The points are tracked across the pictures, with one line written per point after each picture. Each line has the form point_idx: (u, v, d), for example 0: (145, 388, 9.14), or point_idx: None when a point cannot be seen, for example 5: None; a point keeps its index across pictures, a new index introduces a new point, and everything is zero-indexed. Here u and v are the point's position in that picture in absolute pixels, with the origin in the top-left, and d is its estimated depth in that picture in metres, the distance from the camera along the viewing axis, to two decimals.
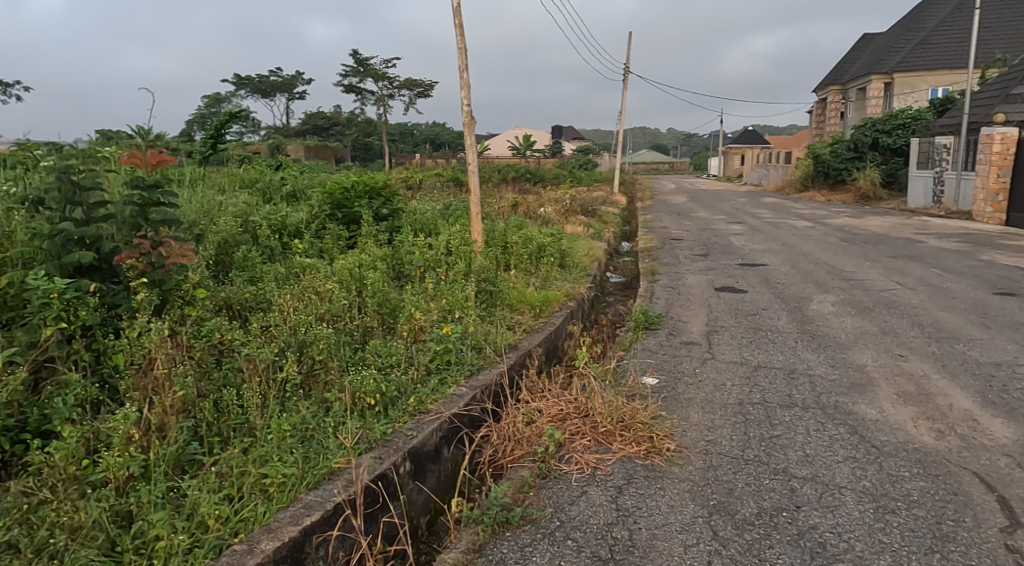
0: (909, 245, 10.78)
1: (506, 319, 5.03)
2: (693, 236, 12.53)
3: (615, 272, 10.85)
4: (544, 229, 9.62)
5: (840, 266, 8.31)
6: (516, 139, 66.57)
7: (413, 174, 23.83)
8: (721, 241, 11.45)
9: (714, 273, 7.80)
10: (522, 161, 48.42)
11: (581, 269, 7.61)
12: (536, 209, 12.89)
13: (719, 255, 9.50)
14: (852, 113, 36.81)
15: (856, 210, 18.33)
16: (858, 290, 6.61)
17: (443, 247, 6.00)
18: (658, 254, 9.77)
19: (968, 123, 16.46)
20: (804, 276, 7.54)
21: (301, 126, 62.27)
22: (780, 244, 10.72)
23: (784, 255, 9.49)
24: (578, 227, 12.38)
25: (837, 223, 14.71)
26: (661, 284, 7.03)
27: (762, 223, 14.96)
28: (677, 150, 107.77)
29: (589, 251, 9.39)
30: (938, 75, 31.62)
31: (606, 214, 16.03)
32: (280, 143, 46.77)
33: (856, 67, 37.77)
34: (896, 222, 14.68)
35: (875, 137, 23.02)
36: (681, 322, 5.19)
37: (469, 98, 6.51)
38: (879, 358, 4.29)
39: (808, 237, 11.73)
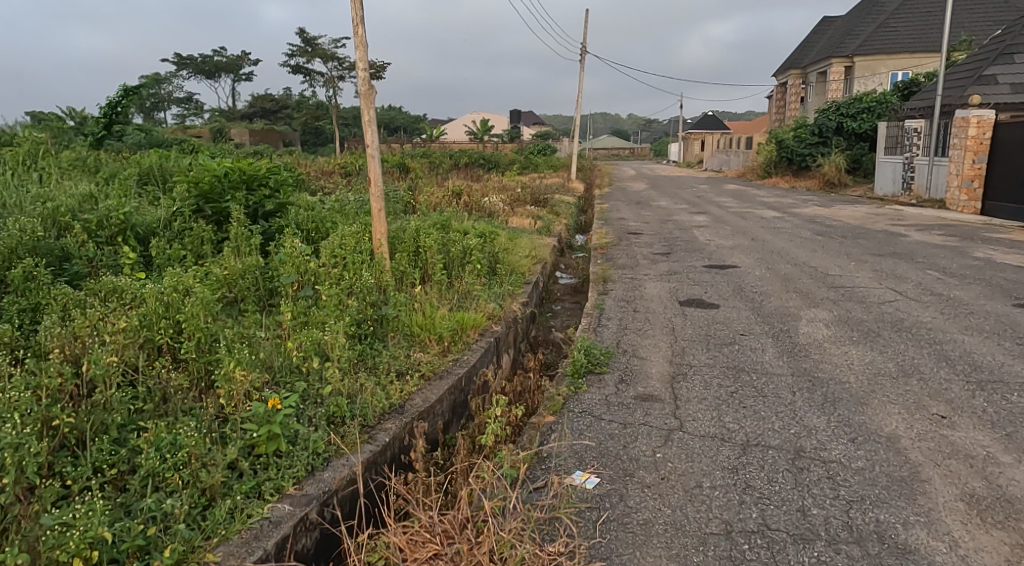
0: (889, 240, 9.70)
1: (395, 361, 3.66)
2: (652, 229, 11.27)
3: (565, 272, 9.56)
4: (482, 226, 8.24)
5: (822, 268, 7.15)
6: (473, 124, 64.92)
7: (355, 161, 22.19)
8: (683, 236, 10.24)
9: (678, 280, 6.53)
10: (478, 147, 46.85)
11: (518, 276, 6.26)
12: (480, 200, 11.50)
13: (683, 254, 8.24)
14: (812, 98, 36.12)
15: (823, 197, 17.38)
16: (852, 303, 5.40)
17: (328, 256, 4.57)
18: (614, 254, 8.49)
19: (941, 106, 15.59)
20: (784, 283, 6.33)
21: (247, 109, 59.54)
22: (750, 240, 9.55)
23: (755, 253, 8.29)
24: (526, 220, 11.04)
25: (806, 213, 13.64)
26: (613, 295, 5.73)
27: (727, 214, 13.81)
28: (637, 136, 107.13)
29: (533, 252, 8.04)
30: (898, 59, 31.02)
31: (559, 205, 14.73)
32: (222, 128, 44.51)
33: (815, 50, 37.07)
34: (867, 212, 13.70)
35: (839, 121, 22.12)
36: (637, 361, 3.89)
37: (365, 60, 5.03)
38: (911, 421, 3.04)
39: (778, 230, 10.61)
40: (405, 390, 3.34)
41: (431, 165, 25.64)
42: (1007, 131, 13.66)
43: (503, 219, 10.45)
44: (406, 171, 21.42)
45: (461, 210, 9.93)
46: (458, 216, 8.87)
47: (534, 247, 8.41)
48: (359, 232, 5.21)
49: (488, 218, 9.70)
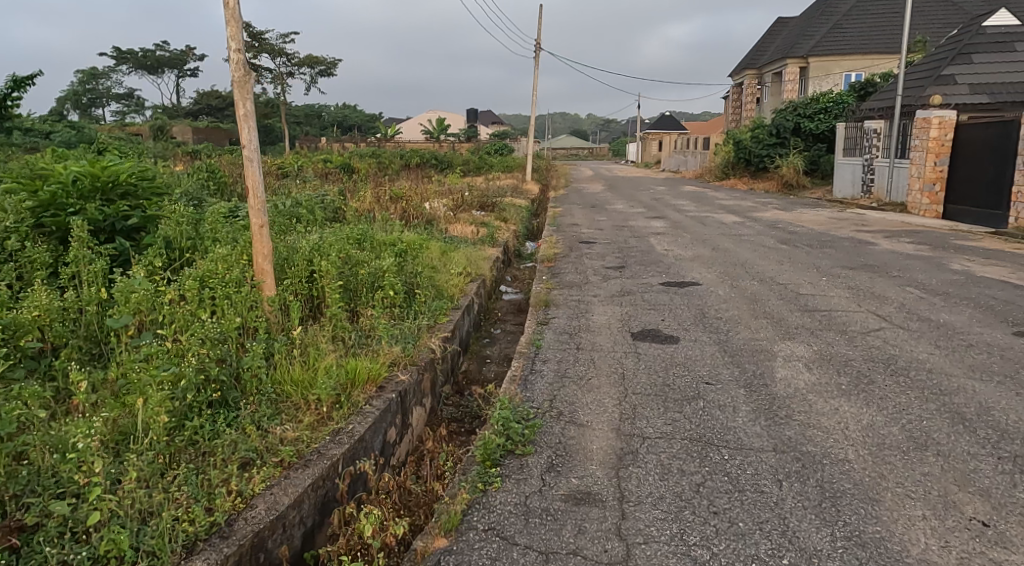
0: (857, 249, 9.03)
1: (244, 439, 2.70)
2: (606, 237, 10.46)
3: (510, 286, 8.68)
4: (413, 240, 7.29)
5: (792, 286, 6.37)
6: (428, 124, 63.71)
7: (297, 162, 21.08)
8: (639, 245, 9.45)
9: (632, 303, 5.67)
10: (434, 146, 45.82)
11: (445, 301, 5.32)
12: (420, 206, 10.54)
13: (638, 268, 7.41)
14: (767, 98, 35.91)
15: (783, 201, 16.83)
16: (832, 335, 4.61)
17: (187, 288, 3.56)
18: (562, 268, 7.63)
19: (901, 106, 15.02)
20: (752, 307, 5.52)
21: (194, 107, 57.52)
22: (710, 250, 8.79)
23: (716, 267, 7.50)
24: (468, 228, 10.14)
25: (767, 218, 13.01)
26: (554, 325, 4.84)
27: (685, 219, 13.10)
28: (595, 136, 106.98)
29: (473, 266, 7.11)
30: (852, 60, 30.93)
31: (509, 209, 13.85)
32: (164, 125, 42.66)
33: (771, 51, 36.87)
34: (830, 216, 13.13)
35: (796, 121, 21.65)
36: (576, 429, 3.00)
37: (238, 36, 3.95)
38: (947, 537, 2.20)
39: (740, 239, 9.88)
40: (245, 491, 2.39)
41: (380, 165, 24.62)
42: (970, 132, 13.12)
43: (442, 228, 9.51)
44: (350, 172, 20.29)
45: (394, 219, 8.97)
46: (388, 227, 7.89)
47: (473, 260, 7.47)
48: (235, 252, 4.20)
49: (425, 230, 8.75)
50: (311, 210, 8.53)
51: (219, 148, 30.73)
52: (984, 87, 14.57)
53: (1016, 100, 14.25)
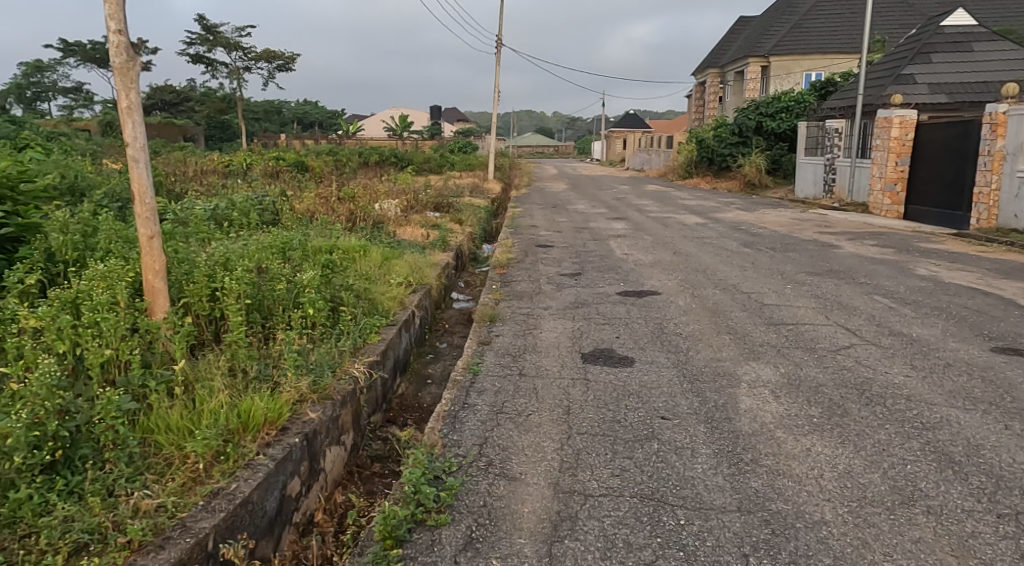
0: (822, 252, 8.74)
1: (86, 513, 2.20)
2: (565, 240, 10.03)
3: (461, 294, 8.22)
4: (353, 246, 6.75)
5: (756, 295, 5.98)
6: (391, 121, 62.77)
7: (248, 159, 20.31)
8: (598, 249, 9.03)
9: (585, 317, 5.21)
10: (396, 144, 45.07)
11: (379, 318, 4.81)
12: (368, 208, 9.98)
13: (594, 276, 6.97)
14: (729, 97, 35.94)
15: (745, 200, 16.61)
16: (800, 353, 4.22)
17: (50, 315, 3.02)
18: (515, 275, 7.15)
19: (862, 105, 14.81)
20: (714, 320, 5.11)
21: (147, 102, 55.83)
22: (671, 254, 8.40)
23: (676, 273, 7.10)
24: (419, 231, 9.62)
25: (730, 219, 12.73)
26: (497, 344, 4.37)
27: (646, 220, 12.76)
28: (560, 134, 106.86)
29: (418, 274, 6.60)
30: (812, 59, 31.07)
31: (466, 210, 13.35)
32: (114, 121, 41.22)
33: (732, 49, 36.90)
34: (792, 217, 12.91)
35: (758, 120, 21.50)
36: (506, 485, 2.54)
37: (119, 16, 3.39)
38: None
39: (702, 242, 9.53)
40: None
41: (338, 163, 23.93)
42: (930, 131, 12.93)
43: (391, 232, 8.96)
44: (304, 170, 19.59)
45: (338, 223, 8.41)
46: (328, 233, 7.34)
47: (419, 266, 6.94)
48: (124, 268, 3.66)
49: (368, 234, 8.21)
50: (245, 214, 7.93)
51: (171, 146, 29.72)
52: (942, 87, 14.52)
53: (974, 100, 14.20)
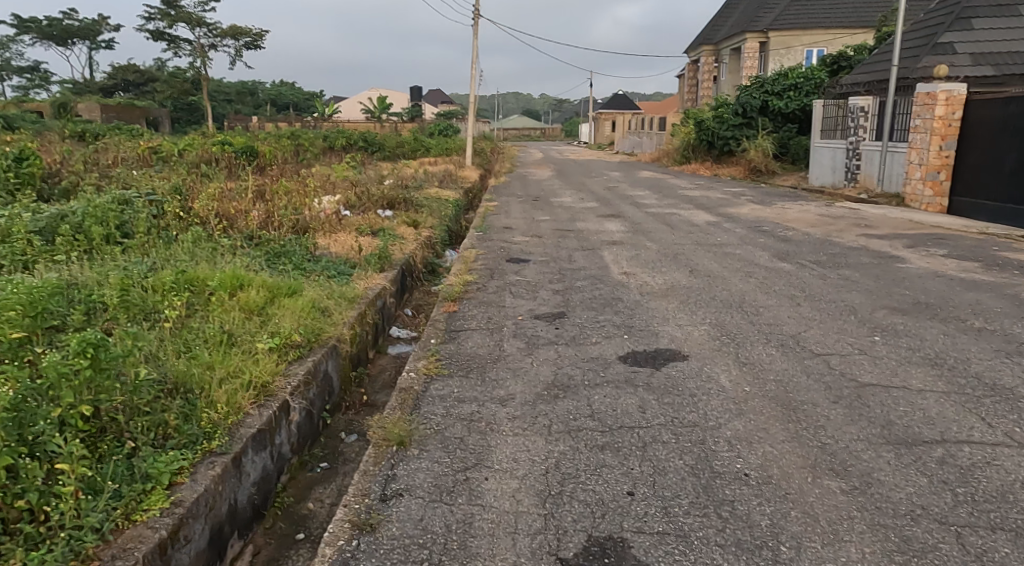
0: (883, 267, 6.57)
1: None
2: (545, 249, 7.81)
3: (402, 333, 6.18)
4: (224, 281, 4.57)
5: (836, 360, 3.81)
6: (368, 103, 60.18)
7: (188, 144, 17.94)
8: (587, 264, 6.86)
9: (568, 425, 2.99)
10: (372, 127, 42.55)
11: (185, 453, 2.65)
12: (288, 210, 7.75)
13: (583, 320, 4.75)
14: (724, 77, 33.63)
15: (755, 190, 14.46)
16: (1011, 557, 2.07)
17: None
18: (467, 317, 4.92)
19: (896, 79, 12.52)
20: (793, 433, 2.93)
21: (110, 83, 53.05)
22: (686, 274, 6.22)
23: (701, 314, 4.92)
24: (353, 240, 7.40)
25: (745, 216, 10.57)
26: (388, 531, 2.21)
27: (645, 218, 10.55)
28: (547, 117, 104.29)
29: (319, 321, 4.38)
30: (814, 35, 28.78)
31: (428, 207, 11.12)
32: (67, 103, 38.71)
33: (728, 25, 34.48)
34: (819, 214, 10.76)
35: (763, 99, 19.26)
36: None
37: None
38: None
39: (721, 252, 7.37)
40: None
41: (298, 148, 21.63)
42: (983, 109, 10.69)
43: (311, 250, 6.74)
44: (254, 158, 17.29)
45: (231, 241, 6.24)
46: (202, 259, 5.14)
47: (327, 306, 4.75)
48: None
49: (271, 259, 6.00)
50: (95, 230, 5.74)
51: (120, 131, 27.35)
52: (988, 57, 12.29)
53: None
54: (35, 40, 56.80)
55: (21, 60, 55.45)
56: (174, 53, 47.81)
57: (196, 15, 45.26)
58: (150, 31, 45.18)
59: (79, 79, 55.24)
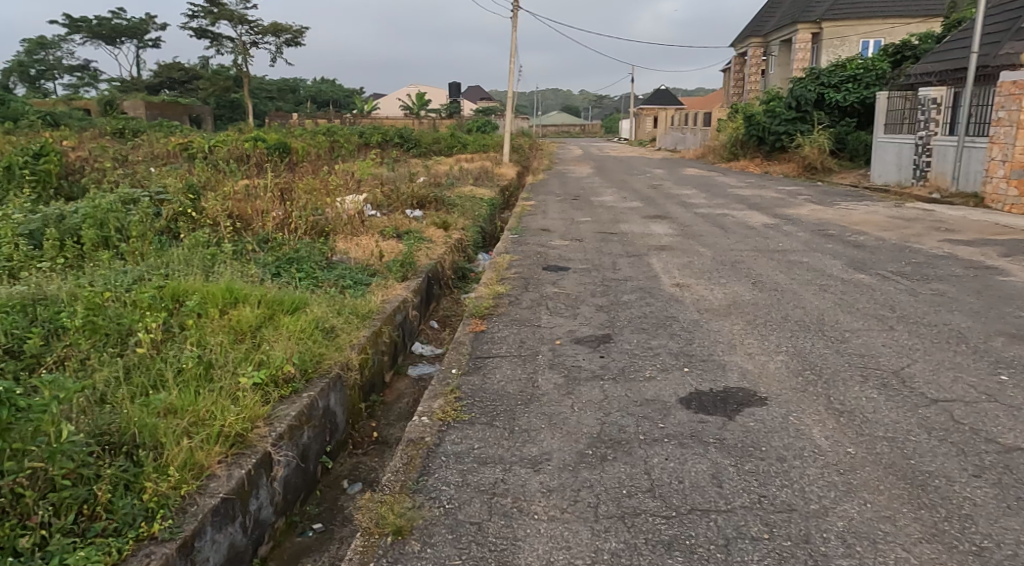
0: (979, 280, 5.68)
1: None
2: (587, 254, 7.08)
3: (424, 350, 5.52)
4: (216, 295, 3.96)
5: (960, 410, 3.01)
6: (407, 100, 59.98)
7: (222, 140, 17.65)
8: (634, 273, 6.11)
9: (622, 507, 2.28)
10: (411, 123, 42.21)
11: (117, 542, 2.02)
12: (308, 211, 7.16)
13: (633, 346, 4.01)
14: (773, 70, 32.31)
15: (813, 189, 13.46)
16: None
17: None
18: (498, 340, 4.22)
19: (974, 68, 11.42)
20: (931, 529, 2.16)
21: (155, 81, 53.83)
22: (750, 288, 5.43)
23: (774, 339, 4.15)
24: (375, 243, 6.78)
25: (806, 218, 9.67)
26: None
27: (695, 220, 9.72)
28: (588, 113, 103.00)
29: (320, 345, 3.73)
30: (871, 25, 27.36)
31: (460, 206, 10.47)
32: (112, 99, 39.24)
33: (777, 16, 33.11)
34: (888, 215, 9.79)
35: (819, 92, 18.13)
36: None
37: None
38: None
39: (785, 260, 6.55)
40: None
41: (332, 144, 21.23)
42: None
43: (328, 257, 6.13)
44: (286, 154, 16.88)
45: (238, 248, 5.66)
46: (198, 266, 4.55)
47: (335, 324, 4.10)
48: None
49: (281, 268, 5.40)
50: (88, 233, 5.21)
51: (159, 128, 27.43)
52: None
53: None
54: (84, 39, 58.01)
55: (71, 59, 56.68)
56: (216, 50, 48.22)
57: (237, 13, 45.56)
58: (193, 29, 45.61)
59: (125, 77, 56.23)
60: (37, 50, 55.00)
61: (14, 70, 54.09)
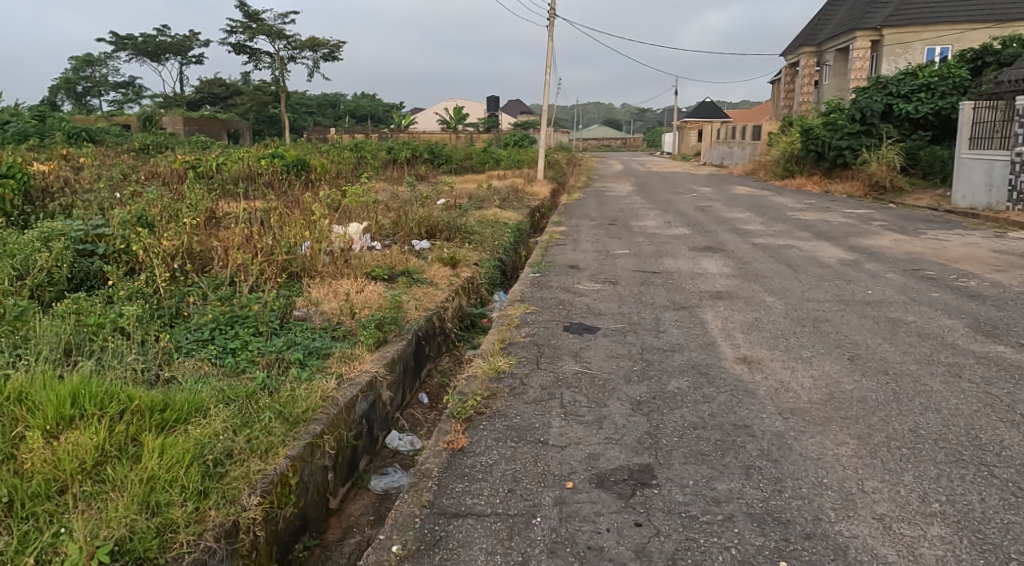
0: None
1: None
2: (623, 305, 5.62)
3: (400, 445, 4.14)
4: (51, 402, 2.63)
5: None
6: (446, 114, 59.26)
7: (240, 157, 16.74)
8: (683, 338, 4.65)
9: None
10: (447, 137, 41.30)
11: None
12: (279, 248, 5.86)
13: (688, 497, 2.54)
14: (828, 81, 30.32)
15: (887, 213, 11.76)
16: None
17: None
18: (482, 475, 2.79)
19: None
20: None
21: (196, 96, 54.09)
22: (849, 371, 3.92)
23: (912, 484, 2.63)
24: (356, 292, 5.44)
25: (890, 252, 8.05)
26: None
27: (754, 253, 8.18)
28: (630, 126, 101.24)
29: (184, 497, 2.35)
30: (938, 31, 25.29)
31: (478, 236, 9.12)
32: (150, 115, 39.31)
33: (833, 23, 31.15)
34: (993, 249, 8.10)
35: (887, 102, 16.34)
36: None
37: None
38: None
39: (884, 320, 5.01)
40: None
41: (358, 161, 20.20)
42: None
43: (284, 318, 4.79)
44: (304, 172, 15.85)
45: (163, 312, 4.37)
46: (64, 345, 3.23)
47: (232, 444, 2.73)
48: None
49: (211, 337, 4.09)
50: None
51: (188, 143, 26.84)
52: None
53: None
54: (129, 56, 58.76)
55: (116, 75, 57.46)
56: (254, 66, 48.15)
57: (275, 28, 45.39)
58: (232, 43, 45.54)
59: (169, 93, 56.75)
60: (83, 66, 55.87)
61: (60, 86, 54.95)
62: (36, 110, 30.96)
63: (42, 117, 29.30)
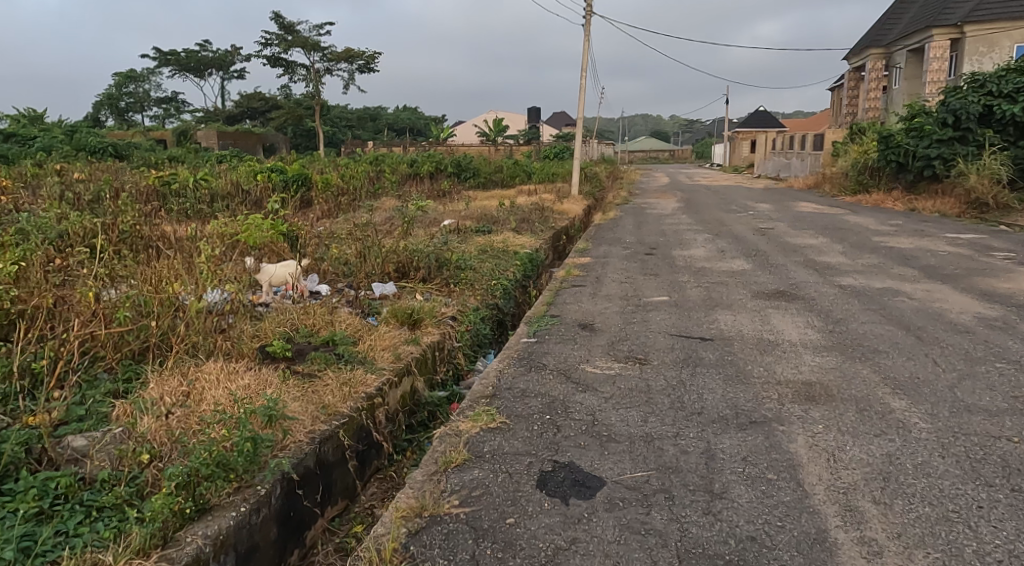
0: None
1: None
2: (650, 417, 3.38)
3: None
4: None
5: None
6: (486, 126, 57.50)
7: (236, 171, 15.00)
8: (760, 526, 2.39)
9: None
10: (486, 149, 39.39)
11: None
12: (120, 310, 3.82)
13: None
14: (899, 85, 27.34)
15: (1005, 239, 9.20)
16: None
17: None
18: None
19: None
20: None
21: (236, 111, 53.52)
22: None
23: None
24: (207, 396, 3.34)
25: None
26: None
27: (846, 304, 5.83)
28: (679, 138, 98.21)
29: None
30: None
31: (469, 273, 6.93)
32: (184, 129, 38.49)
33: (904, 22, 28.19)
34: None
35: (986, 103, 13.61)
36: None
37: None
38: None
39: None
40: None
41: (374, 176, 18.32)
42: None
43: (42, 458, 2.74)
44: (302, 188, 13.93)
45: None
46: None
47: None
48: None
49: None
50: None
51: (207, 157, 25.40)
52: None
53: None
54: (173, 71, 58.80)
55: (160, 90, 57.48)
56: (291, 78, 47.18)
57: (311, 39, 44.29)
58: (267, 56, 44.63)
59: (210, 107, 56.42)
60: (127, 82, 55.95)
61: (105, 102, 55.14)
62: (64, 124, 30.17)
63: (68, 131, 28.41)
